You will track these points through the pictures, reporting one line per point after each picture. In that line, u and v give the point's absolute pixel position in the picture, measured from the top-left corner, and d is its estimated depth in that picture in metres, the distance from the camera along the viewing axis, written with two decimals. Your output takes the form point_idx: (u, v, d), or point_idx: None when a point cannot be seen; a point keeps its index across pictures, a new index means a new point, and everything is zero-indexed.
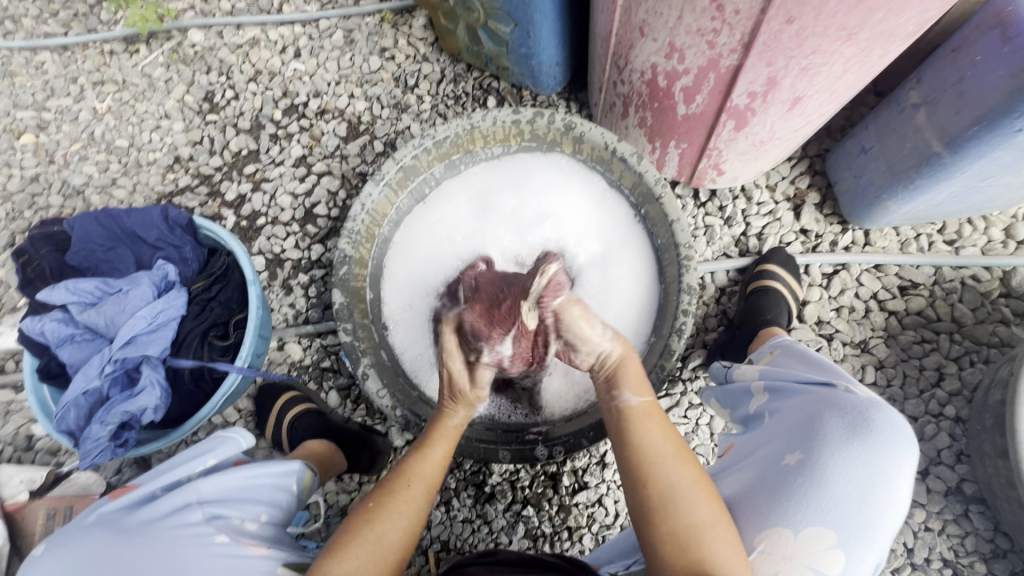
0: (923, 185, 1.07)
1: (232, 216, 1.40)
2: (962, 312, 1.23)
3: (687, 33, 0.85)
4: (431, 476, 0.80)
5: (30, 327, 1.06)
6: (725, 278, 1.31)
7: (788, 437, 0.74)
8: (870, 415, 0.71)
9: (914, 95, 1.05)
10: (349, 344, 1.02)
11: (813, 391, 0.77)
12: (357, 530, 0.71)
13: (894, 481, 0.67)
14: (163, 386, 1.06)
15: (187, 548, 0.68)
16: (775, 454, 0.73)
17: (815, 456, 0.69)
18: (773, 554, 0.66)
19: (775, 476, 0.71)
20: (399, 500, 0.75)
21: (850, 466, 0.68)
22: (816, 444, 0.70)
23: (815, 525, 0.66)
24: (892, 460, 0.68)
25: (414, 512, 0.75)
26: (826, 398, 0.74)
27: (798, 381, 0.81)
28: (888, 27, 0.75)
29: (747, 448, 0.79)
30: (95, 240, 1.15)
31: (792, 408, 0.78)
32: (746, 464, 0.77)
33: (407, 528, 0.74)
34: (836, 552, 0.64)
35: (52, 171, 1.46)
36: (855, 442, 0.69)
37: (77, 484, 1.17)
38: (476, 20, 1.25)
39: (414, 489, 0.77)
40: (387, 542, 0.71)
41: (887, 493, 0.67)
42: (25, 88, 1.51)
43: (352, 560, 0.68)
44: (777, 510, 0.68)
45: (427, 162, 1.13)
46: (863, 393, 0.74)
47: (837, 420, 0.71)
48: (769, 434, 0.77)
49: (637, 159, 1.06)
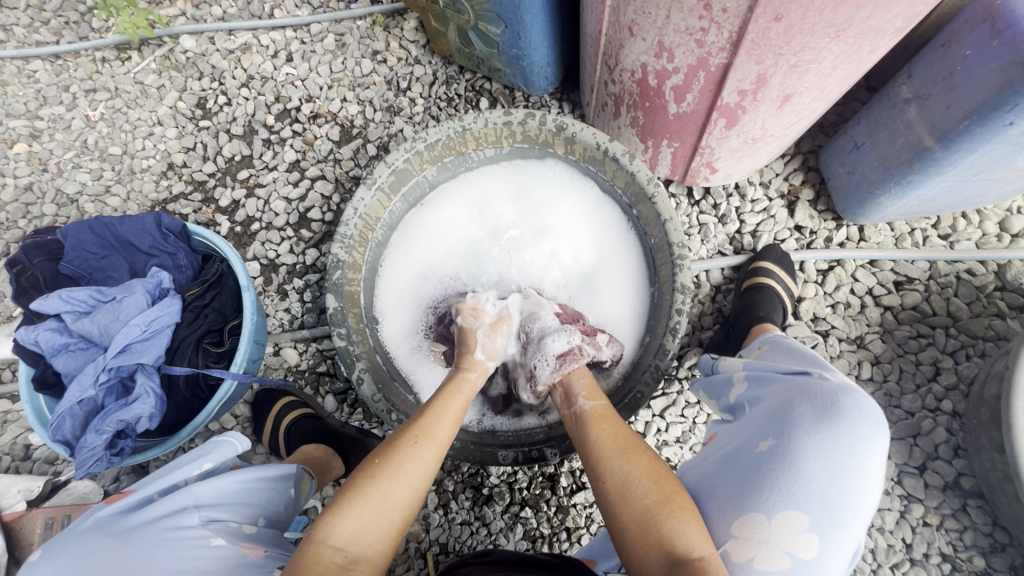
0: (916, 180, 1.07)
1: (226, 221, 1.40)
2: (958, 306, 1.23)
3: (676, 32, 0.85)
4: (441, 434, 0.79)
5: (23, 336, 1.05)
6: (720, 276, 1.31)
7: (762, 425, 0.74)
8: (841, 398, 0.70)
9: (905, 90, 1.04)
10: (343, 348, 1.01)
11: (789, 380, 0.77)
12: (361, 487, 0.70)
13: (868, 464, 0.67)
14: (158, 394, 1.05)
15: (189, 551, 0.68)
16: (749, 443, 0.74)
17: (786, 440, 0.69)
18: (750, 540, 0.66)
19: (748, 463, 0.71)
20: (405, 458, 0.73)
21: (822, 449, 0.67)
22: (788, 429, 0.70)
23: (790, 510, 0.65)
24: (865, 443, 0.67)
25: (423, 471, 0.74)
26: (798, 386, 0.74)
27: (778, 371, 0.81)
28: (877, 23, 0.75)
29: (726, 438, 0.80)
30: (89, 248, 1.14)
31: (769, 397, 0.78)
32: (723, 453, 0.77)
33: (414, 485, 0.73)
34: (811, 535, 0.64)
35: (45, 180, 1.46)
36: (825, 424, 0.68)
37: (75, 493, 1.18)
38: (466, 21, 1.24)
39: (422, 449, 0.75)
40: (392, 501, 0.70)
41: (862, 475, 0.66)
42: (17, 97, 1.51)
43: (353, 518, 0.68)
44: (750, 496, 0.68)
45: (419, 165, 1.12)
46: (837, 379, 0.74)
47: (807, 405, 0.71)
48: (746, 423, 0.77)
49: (630, 158, 1.05)
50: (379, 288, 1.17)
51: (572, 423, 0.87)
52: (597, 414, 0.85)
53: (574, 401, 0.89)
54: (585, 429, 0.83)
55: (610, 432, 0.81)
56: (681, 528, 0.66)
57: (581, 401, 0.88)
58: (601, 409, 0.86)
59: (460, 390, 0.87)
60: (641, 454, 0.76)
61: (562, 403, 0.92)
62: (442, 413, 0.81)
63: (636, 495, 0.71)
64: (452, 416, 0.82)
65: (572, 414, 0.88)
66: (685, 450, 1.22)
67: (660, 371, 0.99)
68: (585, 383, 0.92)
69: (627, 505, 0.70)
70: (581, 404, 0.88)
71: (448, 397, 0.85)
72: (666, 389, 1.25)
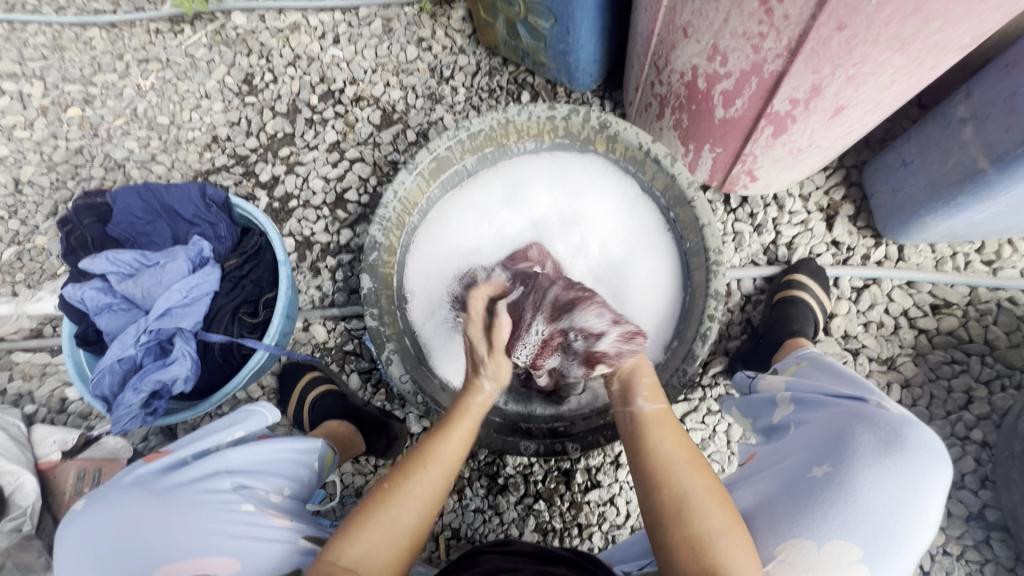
0: (965, 203, 1.04)
1: (265, 197, 1.43)
2: (996, 335, 1.20)
3: (732, 36, 0.84)
4: (450, 456, 0.78)
5: (70, 293, 1.09)
6: (752, 286, 1.29)
7: (816, 450, 0.73)
8: (905, 431, 0.70)
9: (962, 109, 1.02)
10: (374, 328, 1.03)
11: (844, 406, 0.76)
12: (369, 514, 0.69)
13: (929, 501, 0.66)
14: (194, 358, 1.09)
15: (218, 515, 0.71)
16: (802, 466, 0.72)
17: (844, 469, 0.68)
18: (796, 565, 0.65)
19: (801, 487, 0.70)
20: (413, 481, 0.73)
21: (881, 481, 0.67)
22: (847, 458, 0.69)
23: (841, 539, 0.65)
24: (928, 482, 0.66)
25: (430, 494, 0.73)
26: (857, 413, 0.73)
27: (827, 395, 0.81)
28: (943, 38, 0.73)
29: (771, 459, 0.79)
30: (136, 213, 1.18)
31: (823, 420, 0.77)
32: (771, 475, 0.76)
33: (423, 508, 0.72)
34: (860, 566, 0.64)
35: (95, 144, 1.50)
36: (888, 457, 0.68)
37: (106, 449, 1.23)
38: (516, 14, 1.24)
39: (430, 472, 0.75)
40: (401, 526, 0.69)
41: (922, 511, 0.66)
42: (73, 63, 1.55)
43: (365, 540, 0.67)
44: (799, 521, 0.67)
45: (460, 153, 1.13)
46: (896, 410, 0.73)
47: (868, 434, 0.70)
48: (796, 445, 0.77)
49: (671, 160, 1.04)
50: (409, 269, 1.19)
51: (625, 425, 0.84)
52: (659, 419, 0.81)
53: (634, 401, 0.86)
54: (645, 429, 0.80)
55: (674, 441, 0.77)
56: (734, 554, 0.63)
57: (642, 402, 0.85)
58: (662, 414, 0.83)
59: (470, 406, 0.86)
60: (704, 470, 0.73)
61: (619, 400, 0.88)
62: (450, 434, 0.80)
63: (698, 512, 0.67)
64: (460, 435, 0.81)
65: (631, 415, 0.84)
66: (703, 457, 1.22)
67: (686, 377, 0.99)
68: (648, 382, 0.88)
69: (684, 515, 0.67)
70: (642, 405, 0.84)
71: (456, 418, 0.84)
72: (688, 395, 1.24)
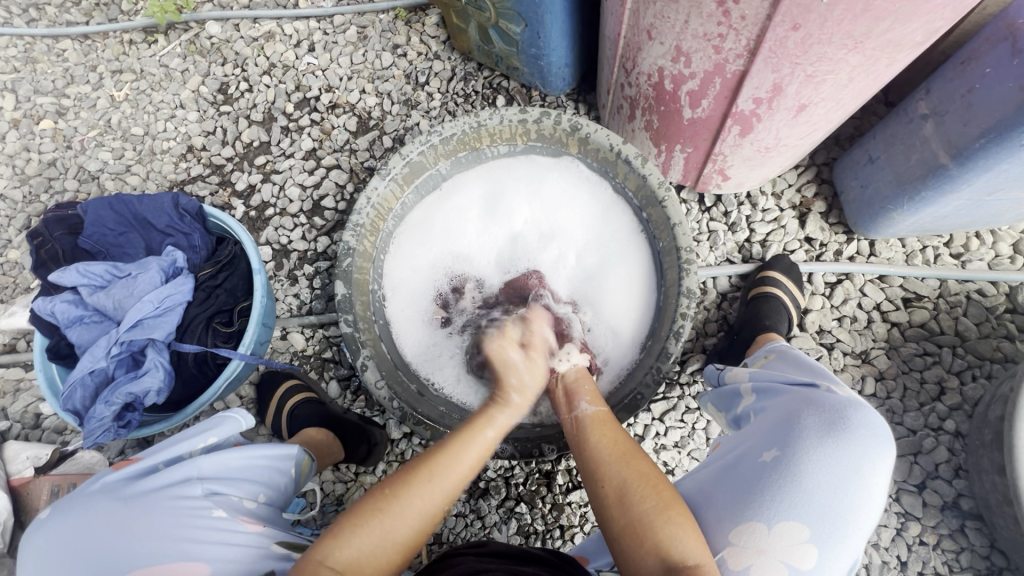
0: (930, 197, 1.06)
1: (242, 206, 1.43)
2: (966, 326, 1.22)
3: (694, 38, 0.85)
4: (457, 472, 0.77)
5: (40, 306, 1.08)
6: (727, 284, 1.31)
7: (766, 435, 0.74)
8: (849, 413, 0.71)
9: (923, 106, 1.04)
10: (349, 334, 1.03)
11: (795, 391, 0.78)
12: (365, 523, 0.69)
13: (872, 479, 0.67)
14: (167, 368, 1.08)
15: (188, 522, 0.70)
16: (752, 451, 0.74)
17: (791, 452, 0.69)
18: (747, 548, 0.66)
19: (750, 471, 0.71)
20: (416, 494, 0.72)
21: (826, 460, 0.68)
22: (794, 440, 0.70)
23: (790, 521, 0.65)
24: (870, 458, 0.68)
25: (430, 509, 0.72)
26: (805, 397, 0.75)
27: (782, 382, 0.82)
28: (895, 37, 0.75)
29: (726, 446, 0.80)
30: (107, 224, 1.17)
31: (774, 406, 0.78)
32: (723, 461, 0.77)
33: (419, 522, 0.71)
34: (809, 547, 0.64)
35: (68, 156, 1.49)
36: (832, 437, 0.69)
37: (81, 463, 1.21)
38: (487, 19, 1.25)
39: (434, 485, 0.74)
40: (394, 539, 0.69)
41: (865, 490, 0.67)
42: (46, 75, 1.54)
43: (355, 551, 0.67)
44: (750, 504, 0.68)
45: (433, 158, 1.13)
46: (844, 393, 0.75)
47: (814, 416, 0.72)
48: (749, 432, 0.78)
49: (642, 161, 1.05)
50: (387, 265, 1.19)
51: (570, 428, 0.88)
52: (596, 420, 0.85)
53: (574, 406, 0.90)
54: (584, 433, 0.84)
55: (610, 437, 0.81)
56: (676, 534, 0.66)
57: (582, 406, 0.89)
58: (602, 415, 0.87)
59: (493, 420, 0.86)
60: (640, 460, 0.77)
61: (563, 407, 0.92)
62: (461, 450, 0.79)
63: (634, 501, 0.71)
64: (477, 448, 0.81)
65: (572, 419, 0.89)
66: (683, 455, 1.22)
67: (661, 374, 0.99)
68: (588, 389, 0.93)
69: (624, 511, 0.71)
70: (581, 408, 0.89)
71: (474, 433, 0.83)
72: (666, 394, 1.25)
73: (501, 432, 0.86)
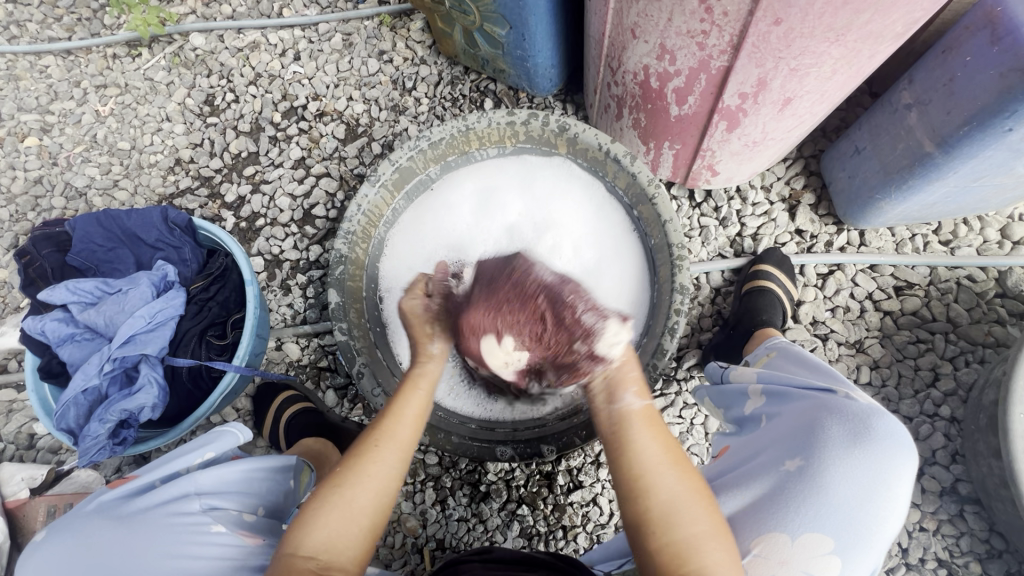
0: (916, 185, 1.07)
1: (231, 217, 1.42)
2: (958, 313, 1.23)
3: (678, 35, 0.86)
4: (404, 436, 0.76)
5: (30, 325, 1.07)
6: (720, 278, 1.31)
7: (788, 443, 0.74)
8: (873, 423, 0.71)
9: (906, 95, 1.05)
10: (344, 342, 1.03)
11: (814, 397, 0.77)
12: (325, 499, 0.69)
13: (895, 489, 0.68)
14: (161, 384, 1.07)
15: (189, 539, 0.69)
16: (775, 460, 0.73)
17: (816, 463, 0.69)
18: (770, 559, 0.67)
19: (773, 482, 0.71)
20: (369, 463, 0.72)
21: (851, 472, 0.68)
22: (818, 451, 0.70)
23: (815, 532, 0.66)
24: (894, 469, 0.69)
25: (387, 476, 0.72)
26: (826, 404, 0.74)
27: (798, 385, 0.81)
28: (876, 29, 0.76)
29: (742, 452, 0.80)
30: (96, 240, 1.16)
31: (791, 412, 0.78)
32: (743, 467, 0.77)
33: (380, 489, 0.71)
34: (832, 557, 0.66)
35: (54, 173, 1.48)
36: (857, 449, 0.69)
37: (77, 482, 1.20)
38: (472, 23, 1.25)
39: (384, 452, 0.74)
40: (357, 508, 0.69)
41: (887, 501, 0.68)
42: (29, 92, 1.53)
43: (322, 527, 0.66)
44: (774, 516, 0.69)
45: (423, 163, 1.13)
46: (863, 400, 0.75)
47: (838, 426, 0.71)
48: (768, 439, 0.77)
49: (631, 159, 1.06)
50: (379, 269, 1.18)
51: (610, 420, 0.75)
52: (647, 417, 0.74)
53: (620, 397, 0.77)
54: (631, 429, 0.72)
55: (662, 442, 0.71)
56: (722, 567, 0.62)
57: (630, 399, 0.76)
58: (650, 411, 0.76)
59: (425, 380, 0.84)
60: (690, 471, 0.69)
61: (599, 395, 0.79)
62: (401, 414, 0.79)
63: (684, 520, 0.64)
64: (413, 409, 0.80)
65: (614, 413, 0.76)
66: None
67: (659, 371, 0.99)
68: (634, 377, 0.79)
69: (672, 529, 0.64)
70: (629, 401, 0.76)
71: (410, 395, 0.82)
72: (664, 390, 1.25)
73: (433, 382, 0.85)
